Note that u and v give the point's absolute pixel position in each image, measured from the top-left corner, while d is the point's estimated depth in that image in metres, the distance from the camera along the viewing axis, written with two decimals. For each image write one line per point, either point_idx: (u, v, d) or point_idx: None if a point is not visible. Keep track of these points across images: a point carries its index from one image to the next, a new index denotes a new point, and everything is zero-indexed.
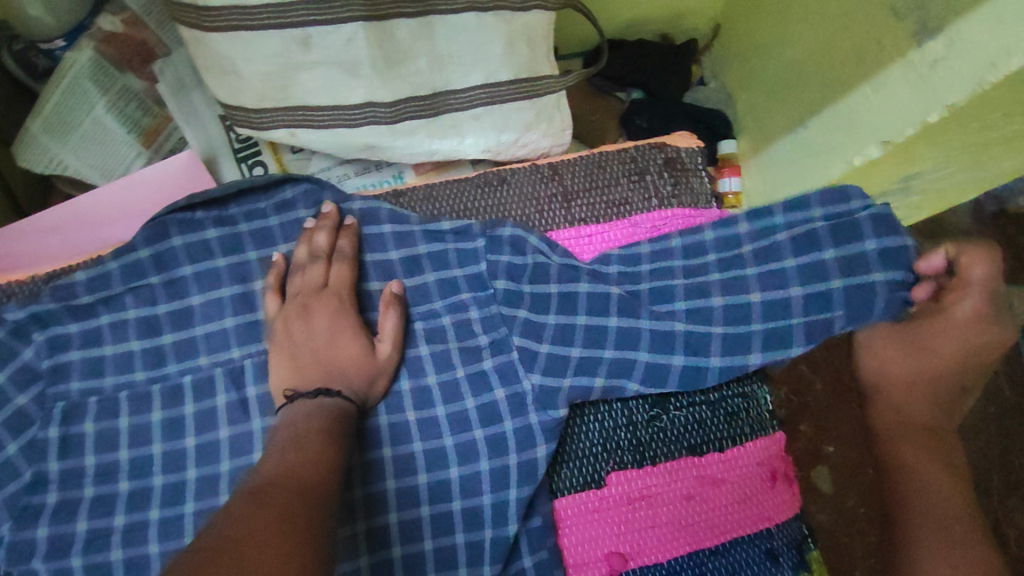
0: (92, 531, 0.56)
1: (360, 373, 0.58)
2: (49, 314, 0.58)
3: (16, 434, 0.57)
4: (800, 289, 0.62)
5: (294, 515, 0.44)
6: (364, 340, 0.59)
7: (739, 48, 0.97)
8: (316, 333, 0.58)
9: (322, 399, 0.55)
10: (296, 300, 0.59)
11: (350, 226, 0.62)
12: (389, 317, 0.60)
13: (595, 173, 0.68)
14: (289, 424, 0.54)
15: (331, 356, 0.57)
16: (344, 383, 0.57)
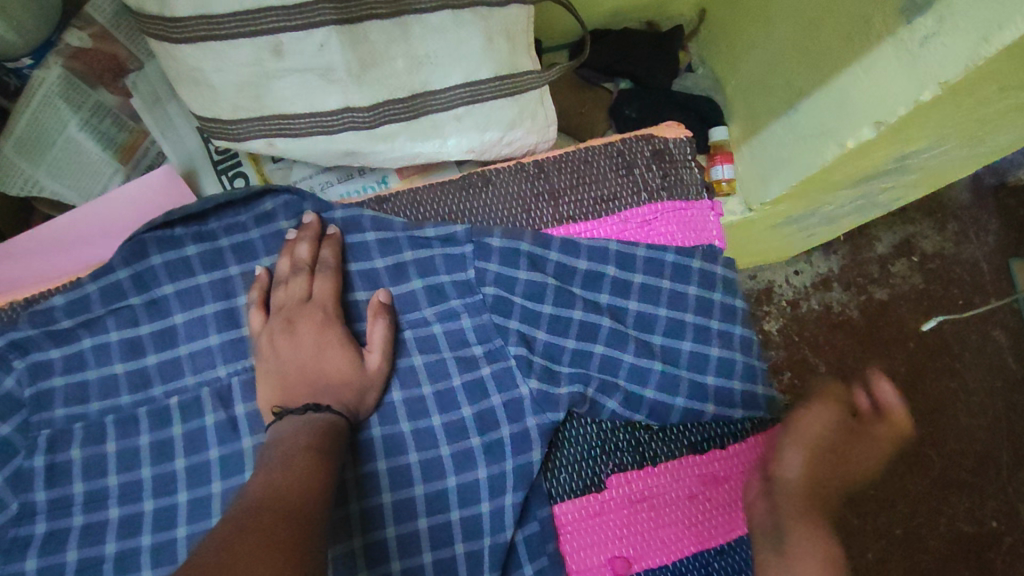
0: (83, 560, 0.55)
1: (349, 388, 0.57)
2: (28, 340, 0.57)
3: (1, 465, 0.55)
4: (744, 355, 0.64)
5: (278, 537, 0.43)
6: (352, 352, 0.58)
7: (726, 32, 0.95)
8: (302, 348, 0.57)
9: (311, 414, 0.54)
10: (281, 313, 0.58)
11: (334, 236, 0.60)
12: (377, 326, 0.59)
13: (582, 169, 0.66)
14: (277, 442, 0.52)
15: (319, 369, 0.56)
16: (333, 397, 0.56)
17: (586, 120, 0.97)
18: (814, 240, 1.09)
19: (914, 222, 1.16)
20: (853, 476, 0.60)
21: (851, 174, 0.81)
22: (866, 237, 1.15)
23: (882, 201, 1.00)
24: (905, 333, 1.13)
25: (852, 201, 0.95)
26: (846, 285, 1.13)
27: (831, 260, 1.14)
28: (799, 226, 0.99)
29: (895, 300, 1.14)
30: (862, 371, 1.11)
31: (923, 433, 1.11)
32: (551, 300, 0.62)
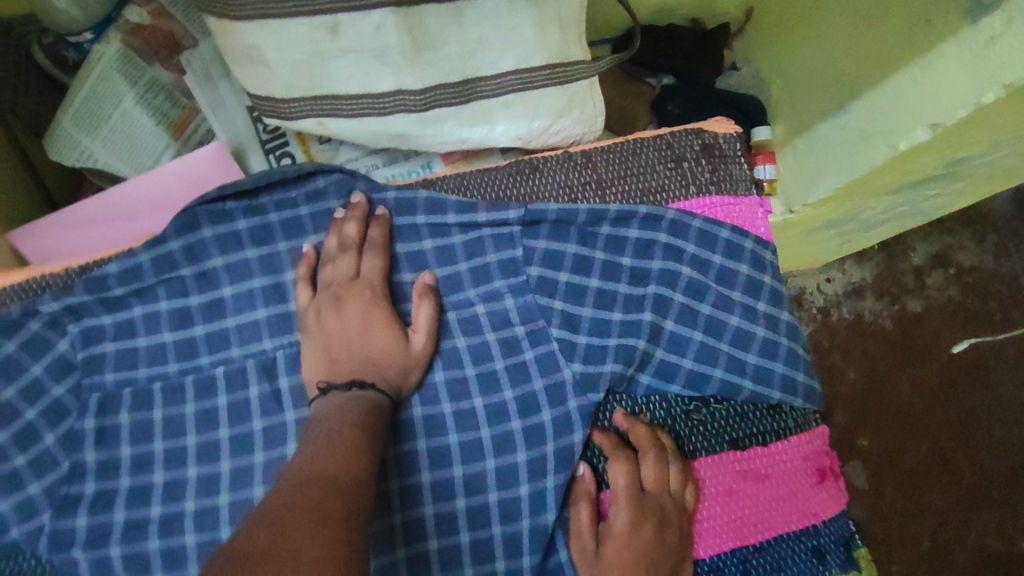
0: (129, 521, 0.55)
1: (392, 366, 0.57)
2: (83, 306, 0.58)
3: (53, 424, 0.57)
4: (788, 340, 0.64)
5: (328, 511, 0.43)
6: (397, 330, 0.58)
7: (774, 35, 0.95)
8: (349, 323, 0.57)
9: (356, 391, 0.55)
10: (329, 289, 0.59)
11: (382, 217, 0.60)
12: (422, 308, 0.59)
13: (629, 160, 0.66)
14: (324, 416, 0.53)
15: (364, 347, 0.57)
16: (379, 374, 0.57)
17: (626, 114, 1.00)
18: (849, 247, 1.07)
19: (952, 234, 1.14)
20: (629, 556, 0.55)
21: (898, 178, 0.80)
22: (902, 246, 1.13)
23: (924, 210, 0.98)
24: (939, 345, 1.11)
25: (895, 207, 0.93)
26: (879, 294, 1.12)
27: (864, 269, 1.12)
28: (837, 231, 0.98)
29: (930, 311, 1.12)
30: (891, 383, 1.10)
31: (955, 448, 1.08)
32: (599, 274, 0.63)
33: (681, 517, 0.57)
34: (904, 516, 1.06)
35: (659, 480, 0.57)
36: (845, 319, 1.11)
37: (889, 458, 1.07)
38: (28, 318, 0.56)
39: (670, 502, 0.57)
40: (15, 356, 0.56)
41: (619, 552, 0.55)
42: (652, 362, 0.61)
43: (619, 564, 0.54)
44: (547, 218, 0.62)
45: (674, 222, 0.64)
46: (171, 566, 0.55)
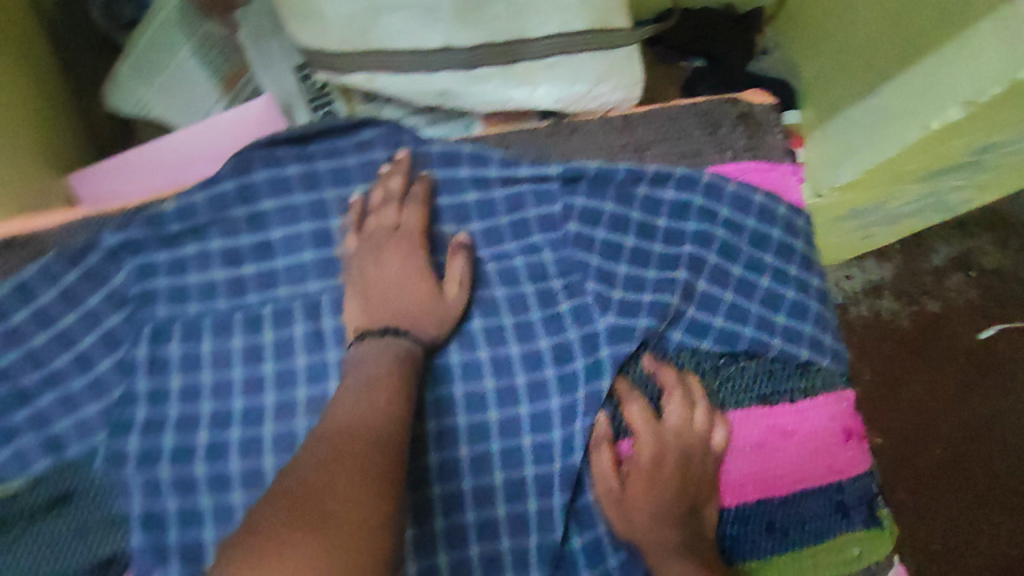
0: (178, 445, 0.59)
1: (425, 316, 0.59)
2: (140, 241, 0.60)
3: (109, 350, 0.60)
4: (818, 304, 0.65)
5: (368, 457, 0.45)
6: (432, 283, 0.60)
7: (806, 27, 0.96)
8: (387, 273, 0.59)
9: (391, 339, 0.56)
10: (371, 240, 0.60)
11: (424, 178, 0.62)
12: (457, 262, 0.61)
13: (668, 124, 0.68)
14: (360, 364, 0.55)
15: (401, 296, 0.59)
16: (417, 325, 0.58)
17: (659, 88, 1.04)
18: (872, 242, 1.09)
19: (974, 237, 1.15)
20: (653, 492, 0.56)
21: (927, 164, 0.81)
22: (922, 246, 1.14)
23: (951, 201, 0.99)
24: (956, 347, 1.12)
25: (922, 197, 0.95)
26: (898, 294, 1.12)
27: (885, 268, 1.13)
28: (862, 221, 0.99)
29: (948, 312, 1.13)
30: (907, 381, 1.10)
31: (971, 451, 1.08)
32: (634, 233, 0.64)
33: (704, 455, 0.58)
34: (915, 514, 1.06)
35: (681, 421, 0.58)
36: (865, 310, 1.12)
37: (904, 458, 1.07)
38: (89, 251, 0.59)
39: (694, 440, 0.58)
40: (75, 285, 0.59)
41: (641, 488, 0.56)
42: (684, 319, 0.63)
43: (641, 499, 0.56)
44: (586, 174, 0.64)
45: (709, 187, 0.65)
46: (218, 488, 0.58)
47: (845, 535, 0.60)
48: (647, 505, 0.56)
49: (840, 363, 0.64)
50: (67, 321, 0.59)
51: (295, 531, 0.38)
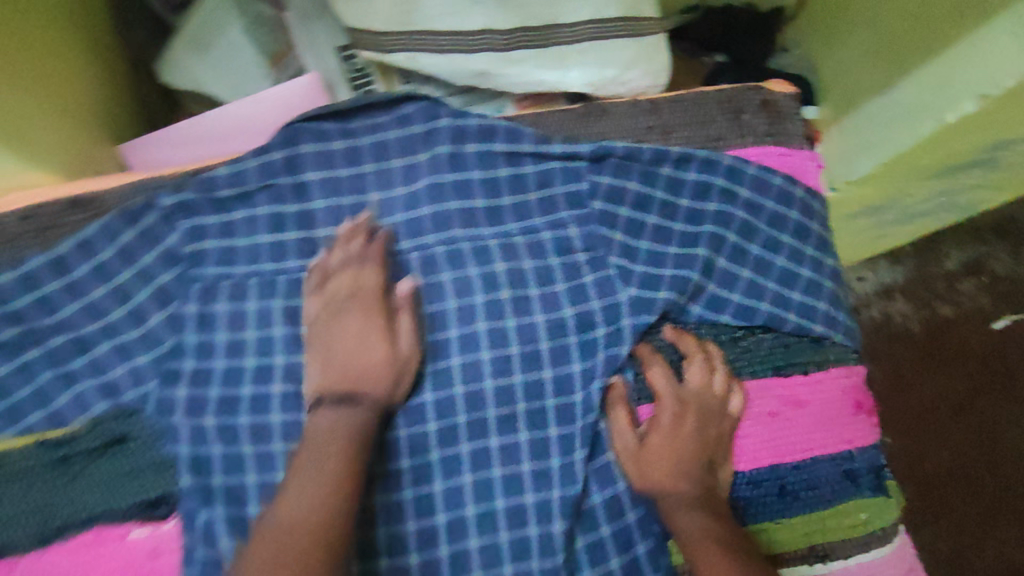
0: (223, 396, 0.62)
1: (381, 378, 0.57)
2: (192, 203, 0.63)
3: (161, 304, 0.63)
4: (831, 283, 0.68)
5: (313, 561, 0.45)
6: (389, 343, 0.58)
7: (819, 28, 0.98)
8: (343, 333, 0.58)
9: (346, 411, 0.55)
10: (329, 300, 0.59)
11: (381, 238, 0.62)
12: (405, 319, 0.60)
13: (694, 109, 0.70)
14: (313, 438, 0.53)
15: (357, 363, 0.57)
16: (374, 389, 0.57)
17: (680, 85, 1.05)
18: (884, 243, 1.12)
19: (987, 244, 1.17)
20: (673, 446, 0.59)
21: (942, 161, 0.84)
22: (935, 252, 1.17)
23: (962, 202, 1.02)
24: (967, 353, 1.14)
25: (938, 194, 0.97)
26: (911, 297, 1.15)
27: (897, 271, 1.16)
28: (875, 220, 1.02)
29: (961, 317, 1.15)
30: (915, 385, 1.13)
31: (978, 455, 1.10)
32: (657, 211, 0.67)
33: (722, 418, 0.61)
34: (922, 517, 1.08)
35: (703, 385, 0.61)
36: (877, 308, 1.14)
37: (913, 459, 1.09)
38: (145, 211, 0.62)
39: (713, 403, 0.61)
40: (131, 244, 0.62)
41: (661, 443, 0.59)
42: (705, 293, 0.65)
43: (660, 451, 0.59)
44: (616, 152, 0.66)
45: (730, 169, 0.68)
46: (258, 440, 0.61)
47: (854, 501, 0.62)
48: (666, 460, 0.58)
49: (852, 340, 0.67)
50: (124, 275, 0.62)
51: None
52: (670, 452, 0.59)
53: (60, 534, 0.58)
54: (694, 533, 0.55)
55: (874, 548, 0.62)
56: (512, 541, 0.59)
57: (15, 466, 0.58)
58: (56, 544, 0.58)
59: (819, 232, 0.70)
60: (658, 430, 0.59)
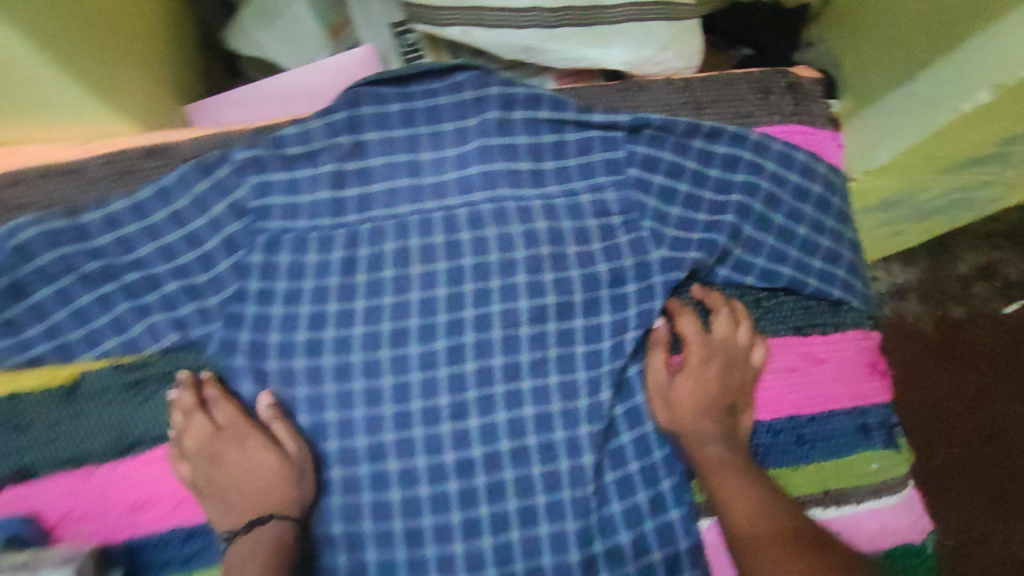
0: (282, 342, 0.65)
1: (280, 488, 0.61)
2: (263, 159, 0.65)
3: (228, 253, 0.66)
4: (850, 253, 0.72)
5: None
6: (273, 455, 0.61)
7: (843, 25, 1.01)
8: (234, 467, 0.62)
9: (260, 527, 0.59)
10: (202, 451, 0.62)
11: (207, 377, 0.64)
12: (278, 427, 0.62)
13: (725, 88, 0.75)
14: (239, 564, 0.57)
15: (257, 481, 0.61)
16: (277, 503, 0.61)
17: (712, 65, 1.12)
18: (901, 240, 1.15)
19: (1000, 249, 1.20)
20: (699, 386, 0.65)
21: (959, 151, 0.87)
22: (948, 254, 1.20)
23: (979, 201, 1.04)
24: (980, 350, 1.17)
25: (950, 192, 0.99)
26: (923, 297, 1.18)
27: (909, 272, 1.19)
28: (888, 216, 1.07)
29: (973, 317, 1.18)
30: (929, 379, 1.16)
31: (983, 452, 1.14)
32: (688, 180, 0.71)
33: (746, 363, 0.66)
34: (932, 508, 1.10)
35: (728, 334, 0.66)
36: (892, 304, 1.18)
37: (923, 449, 1.12)
38: (219, 162, 0.64)
39: (738, 351, 0.66)
40: (203, 195, 0.65)
41: (688, 383, 0.65)
42: (731, 258, 0.69)
43: (687, 390, 0.65)
44: (652, 123, 0.69)
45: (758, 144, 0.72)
46: (311, 381, 0.64)
47: (867, 451, 0.67)
48: (693, 399, 0.65)
49: (866, 306, 0.71)
50: (197, 224, 0.65)
51: None
52: (697, 394, 0.65)
53: (135, 448, 0.63)
54: (715, 466, 0.62)
55: (884, 495, 0.66)
56: (542, 474, 0.63)
57: (92, 385, 0.64)
58: (132, 455, 0.63)
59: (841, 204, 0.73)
60: (686, 372, 0.66)
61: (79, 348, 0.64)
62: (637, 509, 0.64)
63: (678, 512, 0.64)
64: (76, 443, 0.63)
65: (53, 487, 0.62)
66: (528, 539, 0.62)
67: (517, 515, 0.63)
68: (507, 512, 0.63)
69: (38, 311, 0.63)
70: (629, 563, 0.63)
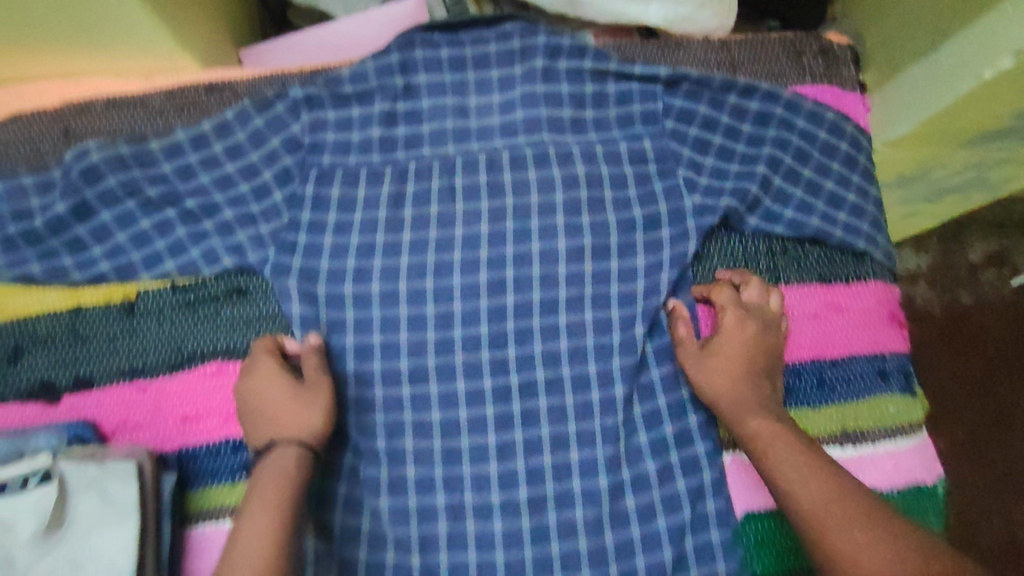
0: (331, 268, 0.68)
1: (307, 418, 0.61)
2: (319, 97, 0.69)
3: (282, 184, 0.69)
4: (874, 208, 0.75)
5: None
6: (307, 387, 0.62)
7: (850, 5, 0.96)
8: (263, 392, 0.62)
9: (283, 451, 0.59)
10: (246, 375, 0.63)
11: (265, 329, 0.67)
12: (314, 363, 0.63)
13: (758, 49, 0.78)
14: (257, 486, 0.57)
15: (285, 407, 0.61)
16: (300, 432, 0.60)
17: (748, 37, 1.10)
18: None
19: None
20: (734, 351, 0.65)
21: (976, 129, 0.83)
22: None
23: None
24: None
25: None
26: None
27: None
28: None
29: None
30: None
31: None
32: (721, 134, 0.73)
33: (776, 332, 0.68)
34: None
35: (759, 300, 0.68)
36: None
37: None
38: (278, 100, 0.69)
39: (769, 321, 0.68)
40: (262, 129, 0.69)
41: (725, 348, 0.66)
42: (761, 207, 0.73)
43: (724, 351, 0.66)
44: (690, 76, 0.72)
45: (790, 103, 0.74)
46: (358, 306, 0.67)
47: (884, 395, 0.70)
48: (733, 369, 0.64)
49: (889, 262, 0.74)
50: (253, 156, 0.69)
51: None
52: (736, 365, 0.65)
53: (188, 363, 0.67)
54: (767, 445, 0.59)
55: (900, 438, 0.69)
56: (574, 403, 0.67)
57: (151, 303, 0.68)
58: (183, 370, 0.67)
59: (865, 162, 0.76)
60: (724, 334, 0.66)
61: (139, 267, 0.67)
62: (665, 441, 0.67)
63: (704, 446, 0.67)
64: (132, 357, 0.66)
65: (111, 397, 0.65)
66: (561, 462, 0.66)
67: (550, 439, 0.66)
68: (540, 437, 0.66)
69: (103, 233, 0.67)
70: (655, 491, 0.66)
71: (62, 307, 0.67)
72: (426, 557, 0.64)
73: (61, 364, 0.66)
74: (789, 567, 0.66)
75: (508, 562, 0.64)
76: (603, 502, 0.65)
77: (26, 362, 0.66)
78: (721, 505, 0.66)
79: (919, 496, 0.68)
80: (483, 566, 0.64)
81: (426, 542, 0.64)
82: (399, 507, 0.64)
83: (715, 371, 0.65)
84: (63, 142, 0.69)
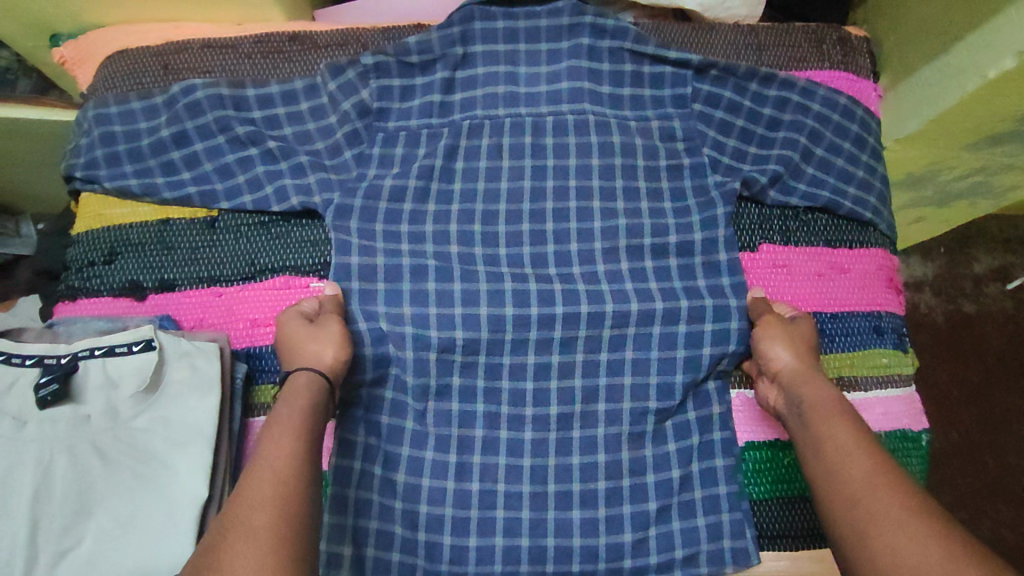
0: (389, 207, 0.76)
1: (331, 353, 0.66)
2: (386, 65, 0.77)
3: (351, 143, 0.77)
4: (880, 185, 0.82)
5: (290, 494, 0.55)
6: (336, 332, 0.68)
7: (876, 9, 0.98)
8: (300, 329, 0.67)
9: (315, 376, 0.64)
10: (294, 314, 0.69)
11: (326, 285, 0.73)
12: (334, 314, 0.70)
13: (783, 37, 0.86)
14: (288, 398, 0.62)
15: (313, 345, 0.66)
16: (325, 361, 0.66)
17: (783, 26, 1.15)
18: (922, 230, 1.17)
19: (1017, 253, 1.22)
20: (808, 339, 0.70)
21: (976, 135, 0.87)
22: (966, 254, 1.23)
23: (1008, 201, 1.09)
24: (986, 348, 1.18)
25: (974, 182, 0.99)
26: (938, 291, 1.21)
27: (927, 266, 1.22)
28: (914, 198, 1.05)
29: (984, 316, 1.20)
30: (947, 358, 1.18)
31: (997, 437, 1.14)
32: (744, 117, 0.81)
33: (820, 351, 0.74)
34: (938, 468, 1.13)
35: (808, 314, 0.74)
36: (919, 286, 1.21)
37: (938, 417, 1.15)
38: (349, 66, 0.76)
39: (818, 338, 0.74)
40: (334, 91, 0.77)
41: (800, 331, 0.71)
42: (779, 181, 0.80)
43: (800, 330, 0.71)
44: (719, 64, 0.79)
45: (808, 88, 0.81)
46: (413, 243, 0.76)
47: (878, 349, 0.78)
48: (807, 350, 0.69)
49: (888, 235, 0.83)
50: (332, 119, 0.77)
51: (231, 555, 0.49)
52: (808, 349, 0.69)
53: (259, 275, 0.75)
54: (839, 415, 0.63)
55: (890, 386, 0.77)
56: (594, 342, 0.75)
57: (228, 222, 0.77)
58: (253, 282, 0.75)
59: (873, 145, 0.83)
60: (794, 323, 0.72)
61: (221, 196, 0.76)
62: (684, 377, 0.74)
63: (717, 383, 0.75)
64: (211, 267, 0.75)
65: (190, 299, 0.75)
66: (589, 385, 0.74)
67: (578, 367, 0.74)
68: (571, 362, 0.74)
69: (194, 161, 0.76)
70: (670, 418, 0.74)
71: (152, 220, 0.77)
72: (461, 453, 0.72)
73: (149, 268, 0.75)
74: (782, 493, 0.73)
75: (532, 467, 0.72)
76: (622, 424, 0.73)
77: (119, 264, 0.76)
78: (727, 435, 0.74)
79: (906, 442, 0.75)
80: (511, 469, 0.72)
81: (464, 439, 0.72)
82: (438, 419, 0.73)
83: (789, 341, 0.69)
84: (162, 76, 0.80)
